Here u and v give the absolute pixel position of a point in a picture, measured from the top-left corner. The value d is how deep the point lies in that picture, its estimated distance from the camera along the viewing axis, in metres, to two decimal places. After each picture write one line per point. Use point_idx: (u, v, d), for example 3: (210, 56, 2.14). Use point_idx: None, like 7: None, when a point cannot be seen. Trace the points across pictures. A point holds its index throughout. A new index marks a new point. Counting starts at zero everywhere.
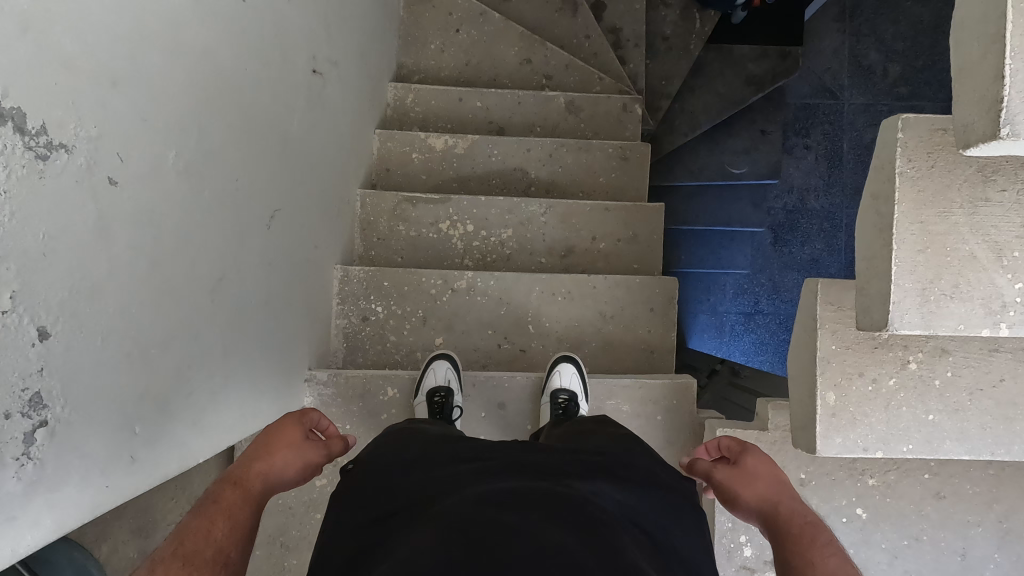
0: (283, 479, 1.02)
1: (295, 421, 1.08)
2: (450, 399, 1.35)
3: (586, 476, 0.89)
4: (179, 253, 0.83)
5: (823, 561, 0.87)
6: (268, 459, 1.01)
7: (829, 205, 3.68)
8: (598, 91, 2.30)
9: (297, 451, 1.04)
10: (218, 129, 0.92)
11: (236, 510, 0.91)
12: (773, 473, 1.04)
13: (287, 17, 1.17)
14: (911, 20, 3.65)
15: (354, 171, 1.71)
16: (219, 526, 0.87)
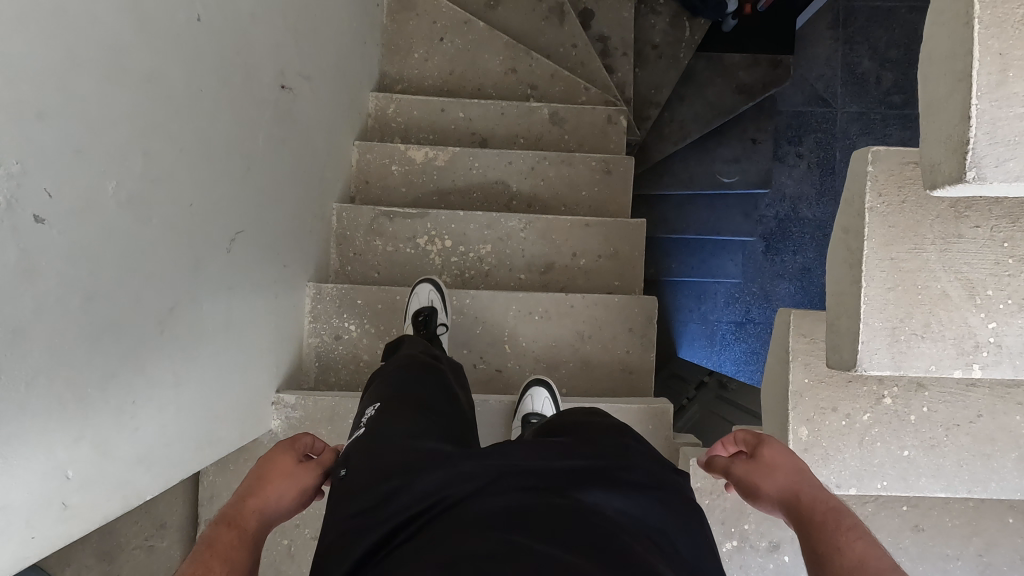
0: (281, 513, 0.89)
1: (287, 447, 0.96)
2: (434, 317, 1.43)
3: (593, 470, 0.77)
4: (120, 281, 0.79)
5: (849, 549, 0.75)
6: (263, 493, 0.88)
7: (821, 214, 3.66)
8: (583, 102, 2.27)
9: (293, 479, 0.92)
10: (165, 148, 0.88)
11: (232, 552, 0.78)
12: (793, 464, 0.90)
13: (250, 36, 1.14)
14: (904, 28, 3.63)
15: (330, 185, 1.69)
16: (215, 570, 0.75)
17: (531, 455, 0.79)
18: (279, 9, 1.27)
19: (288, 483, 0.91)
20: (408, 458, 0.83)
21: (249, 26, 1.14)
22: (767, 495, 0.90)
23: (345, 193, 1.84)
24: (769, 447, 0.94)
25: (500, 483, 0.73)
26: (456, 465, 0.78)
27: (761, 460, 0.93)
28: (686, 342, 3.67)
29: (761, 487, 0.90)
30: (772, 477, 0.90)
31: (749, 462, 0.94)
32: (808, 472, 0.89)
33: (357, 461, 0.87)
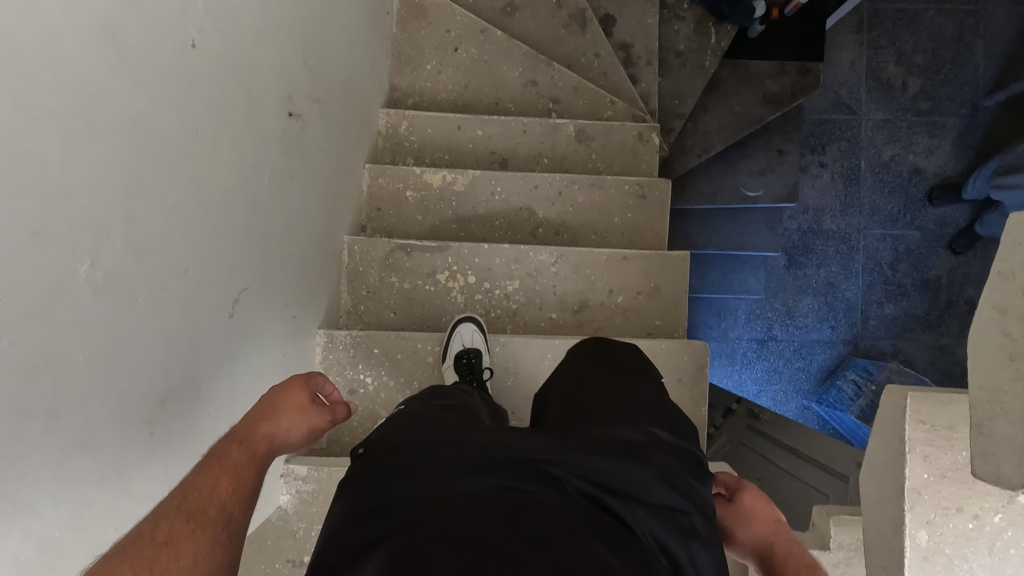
0: (285, 443, 0.94)
1: (301, 384, 1.01)
2: (479, 360, 1.33)
3: (605, 470, 0.75)
4: (96, 383, 0.63)
5: None
6: (274, 421, 0.94)
7: (845, 226, 3.53)
8: (609, 116, 2.11)
9: (304, 415, 0.98)
10: (161, 204, 0.73)
11: (242, 469, 0.82)
12: (771, 514, 1.04)
13: (253, 59, 0.97)
14: (932, 32, 3.48)
15: (341, 218, 1.52)
16: (223, 483, 0.78)
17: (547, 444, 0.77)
18: (286, 24, 1.10)
19: (296, 418, 0.96)
20: (422, 433, 0.80)
21: (251, 46, 0.96)
22: (740, 540, 1.03)
23: (355, 223, 1.68)
24: (747, 494, 1.07)
25: (510, 472, 0.71)
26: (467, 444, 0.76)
27: (742, 507, 1.06)
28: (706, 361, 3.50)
29: (739, 534, 1.02)
30: (748, 525, 1.03)
31: (729, 506, 1.07)
32: (781, 524, 1.02)
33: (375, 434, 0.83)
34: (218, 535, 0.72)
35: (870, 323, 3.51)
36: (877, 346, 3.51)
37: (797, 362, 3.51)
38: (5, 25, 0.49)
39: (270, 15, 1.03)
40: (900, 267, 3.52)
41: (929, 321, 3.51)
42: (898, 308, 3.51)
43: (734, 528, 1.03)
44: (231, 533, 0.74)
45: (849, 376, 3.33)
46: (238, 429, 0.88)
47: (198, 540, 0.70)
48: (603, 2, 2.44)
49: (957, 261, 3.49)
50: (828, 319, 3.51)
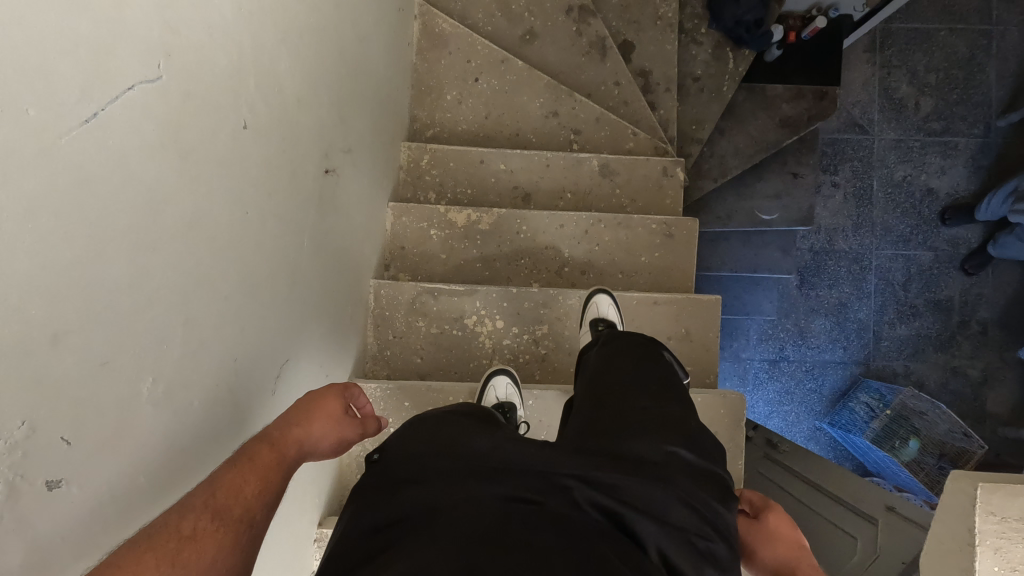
0: (313, 451, 0.86)
1: (336, 392, 0.94)
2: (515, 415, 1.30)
3: (608, 485, 0.75)
4: (156, 483, 0.61)
5: None
6: (306, 427, 0.86)
7: (858, 247, 3.50)
8: (631, 148, 2.09)
9: (336, 426, 0.90)
10: (218, 289, 0.71)
11: (269, 472, 0.75)
12: (796, 539, 1.02)
13: (295, 127, 0.95)
14: (945, 52, 3.47)
15: (367, 263, 1.50)
16: (250, 482, 0.71)
17: (553, 458, 0.77)
18: (323, 83, 1.08)
19: (329, 426, 0.89)
20: (431, 446, 0.81)
21: (295, 114, 0.94)
22: (760, 559, 1.02)
23: (379, 266, 1.65)
24: (772, 514, 1.06)
25: (515, 479, 0.72)
26: (476, 455, 0.77)
27: (764, 527, 1.04)
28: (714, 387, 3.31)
29: (761, 553, 1.01)
30: (770, 544, 1.02)
31: (752, 523, 1.05)
32: (803, 550, 1.00)
33: (395, 449, 0.82)
34: (238, 538, 0.65)
35: (883, 343, 3.50)
36: (890, 367, 3.49)
37: (809, 383, 3.48)
38: (81, 158, 0.47)
39: (310, 79, 1.00)
40: (912, 288, 3.51)
41: (941, 341, 3.49)
42: (910, 328, 3.50)
43: (756, 546, 1.02)
44: (250, 540, 0.66)
45: (862, 398, 3.34)
46: (269, 431, 0.81)
47: (219, 542, 0.63)
48: (621, 28, 2.42)
49: (969, 281, 3.48)
50: (840, 340, 3.49)
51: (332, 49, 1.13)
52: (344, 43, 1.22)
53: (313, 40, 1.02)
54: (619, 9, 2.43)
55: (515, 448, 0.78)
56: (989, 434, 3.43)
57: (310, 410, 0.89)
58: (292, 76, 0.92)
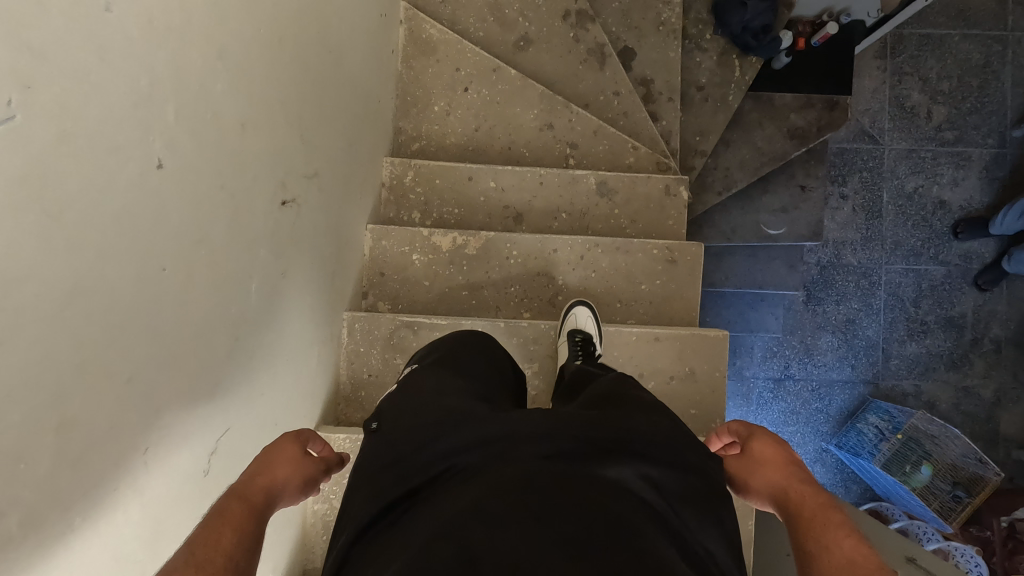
0: (283, 502, 0.81)
1: (290, 436, 0.89)
2: None
3: (618, 441, 0.72)
4: None
5: (836, 543, 0.79)
6: (271, 473, 0.81)
7: (867, 261, 3.36)
8: (630, 163, 1.95)
9: (297, 470, 0.85)
10: (115, 365, 0.58)
11: (244, 521, 0.70)
12: (784, 458, 0.97)
13: (235, 157, 0.80)
14: (958, 59, 3.33)
15: (339, 295, 1.37)
16: (226, 533, 0.67)
17: (558, 415, 0.76)
18: (276, 104, 0.94)
19: (293, 470, 0.84)
20: (434, 418, 0.82)
21: (233, 142, 0.79)
22: (755, 487, 0.97)
23: (355, 294, 1.51)
24: (758, 441, 1.01)
25: (521, 442, 0.69)
26: (480, 422, 0.75)
27: (753, 453, 1.00)
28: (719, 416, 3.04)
29: (753, 480, 0.96)
30: (762, 468, 0.97)
31: (742, 455, 1.00)
32: (794, 465, 0.96)
33: (387, 416, 0.90)
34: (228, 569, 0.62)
35: (892, 362, 3.36)
36: (899, 387, 3.35)
37: (815, 402, 3.34)
38: None
39: (256, 100, 0.86)
40: (923, 304, 3.36)
41: (952, 360, 3.36)
42: (921, 346, 3.36)
43: (748, 475, 0.97)
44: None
45: (870, 419, 3.16)
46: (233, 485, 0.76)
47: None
48: (622, 34, 2.29)
49: (983, 298, 3.34)
50: (847, 358, 3.35)
51: (290, 62, 0.99)
52: (309, 54, 1.09)
53: (262, 54, 0.87)
54: (620, 14, 2.29)
55: (513, 413, 0.78)
56: (1002, 457, 3.31)
57: (265, 459, 0.83)
58: (230, 99, 0.78)
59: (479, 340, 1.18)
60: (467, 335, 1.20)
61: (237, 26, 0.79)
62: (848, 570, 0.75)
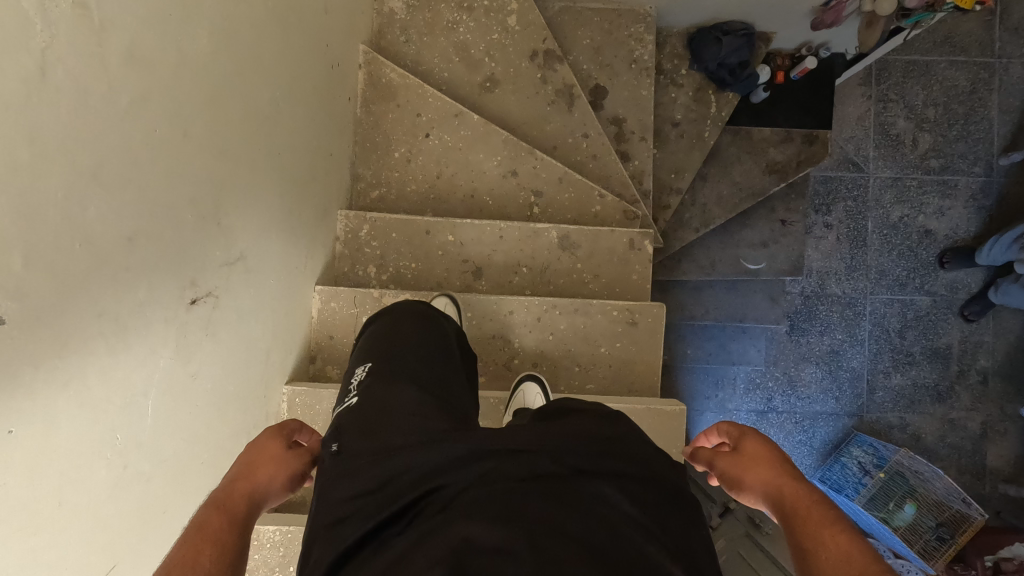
0: (268, 499, 0.94)
1: (274, 434, 1.02)
2: None
3: (595, 460, 0.76)
4: None
5: (827, 540, 0.85)
6: (252, 476, 0.94)
7: (851, 291, 3.31)
8: (597, 211, 1.89)
9: (281, 464, 0.98)
10: None
11: (223, 535, 0.81)
12: (774, 458, 1.05)
13: (122, 273, 0.75)
14: (944, 85, 3.27)
15: (277, 369, 1.31)
16: (205, 553, 0.77)
17: (525, 440, 0.78)
18: (182, 200, 0.88)
19: (275, 471, 0.96)
20: (409, 437, 0.87)
21: (118, 258, 0.74)
22: (751, 487, 1.04)
23: (300, 361, 1.45)
24: (750, 444, 1.09)
25: (506, 467, 0.74)
26: (463, 444, 0.80)
27: (744, 456, 1.08)
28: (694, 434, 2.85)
29: (749, 478, 1.04)
30: (756, 468, 1.04)
31: (737, 457, 1.08)
32: (782, 465, 1.02)
33: (349, 436, 0.94)
34: None
35: (877, 394, 3.30)
36: (884, 420, 3.29)
37: (798, 434, 3.27)
38: None
39: (150, 203, 0.80)
40: (909, 335, 3.30)
41: (938, 393, 3.30)
42: (906, 378, 3.30)
43: (744, 476, 1.05)
44: None
45: (855, 452, 3.11)
46: (216, 494, 0.88)
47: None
48: (593, 72, 2.22)
49: (969, 328, 3.29)
50: (831, 389, 3.30)
51: (202, 151, 0.93)
52: (230, 133, 1.03)
53: (156, 156, 0.81)
54: (591, 51, 2.23)
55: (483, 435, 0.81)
56: (988, 491, 3.25)
57: (253, 461, 0.96)
58: (110, 216, 0.72)
59: (437, 329, 1.24)
60: (416, 316, 1.27)
61: (118, 135, 0.73)
62: (843, 561, 0.81)
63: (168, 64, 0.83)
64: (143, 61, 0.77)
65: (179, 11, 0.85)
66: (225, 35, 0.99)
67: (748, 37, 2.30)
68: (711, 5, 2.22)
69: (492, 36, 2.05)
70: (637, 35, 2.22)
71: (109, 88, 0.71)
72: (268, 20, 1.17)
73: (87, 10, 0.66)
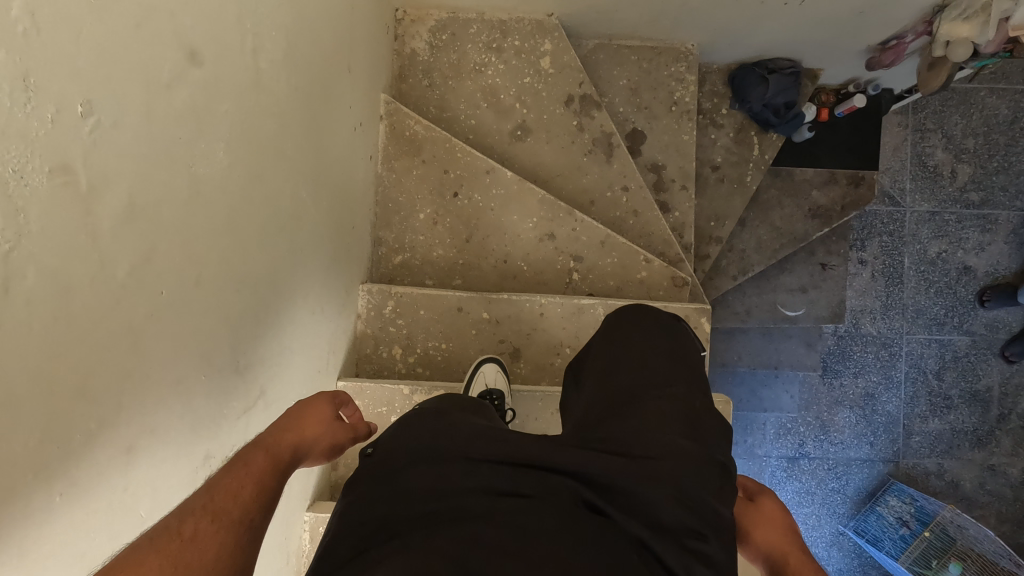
0: (304, 458, 0.92)
1: (326, 399, 1.01)
2: None
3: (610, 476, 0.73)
4: None
5: None
6: (301, 431, 0.91)
7: (888, 330, 3.12)
8: (643, 277, 1.71)
9: (326, 431, 0.96)
10: None
11: (265, 477, 0.77)
12: (787, 525, 1.03)
13: (116, 499, 0.57)
14: (986, 114, 3.07)
15: (298, 497, 1.16)
16: (248, 485, 0.72)
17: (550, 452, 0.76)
18: (194, 359, 0.70)
19: (320, 432, 0.94)
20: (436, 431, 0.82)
21: (113, 480, 0.56)
22: (754, 542, 1.01)
23: (322, 475, 1.29)
24: (767, 504, 1.07)
25: (528, 478, 0.72)
26: (491, 441, 0.77)
27: (756, 514, 1.05)
28: None
29: (754, 534, 1.01)
30: (766, 527, 1.02)
31: (749, 508, 1.06)
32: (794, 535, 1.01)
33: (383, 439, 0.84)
34: (238, 538, 0.65)
35: (913, 439, 3.12)
36: (921, 466, 3.12)
37: (831, 482, 3.08)
38: None
39: (155, 389, 0.62)
40: (947, 377, 3.13)
41: (978, 437, 3.14)
42: (944, 423, 3.13)
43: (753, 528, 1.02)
44: (250, 541, 0.67)
45: (891, 502, 2.95)
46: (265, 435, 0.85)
47: (220, 542, 0.63)
48: (630, 115, 2.05)
49: (1010, 370, 3.13)
50: (866, 434, 3.10)
51: (218, 286, 0.75)
52: (252, 252, 0.85)
53: (164, 324, 0.63)
54: (628, 92, 2.05)
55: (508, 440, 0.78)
56: None
57: (300, 417, 0.94)
58: (104, 436, 0.54)
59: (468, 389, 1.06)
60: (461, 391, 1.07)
61: (116, 324, 0.55)
62: None
63: (180, 199, 0.65)
64: (150, 214, 0.60)
65: (196, 129, 0.68)
66: (247, 136, 0.81)
67: (795, 75, 2.13)
68: (758, 43, 2.04)
69: (524, 80, 1.87)
70: (678, 75, 2.04)
71: (103, 264, 0.53)
72: (292, 100, 0.99)
73: (75, 175, 0.49)
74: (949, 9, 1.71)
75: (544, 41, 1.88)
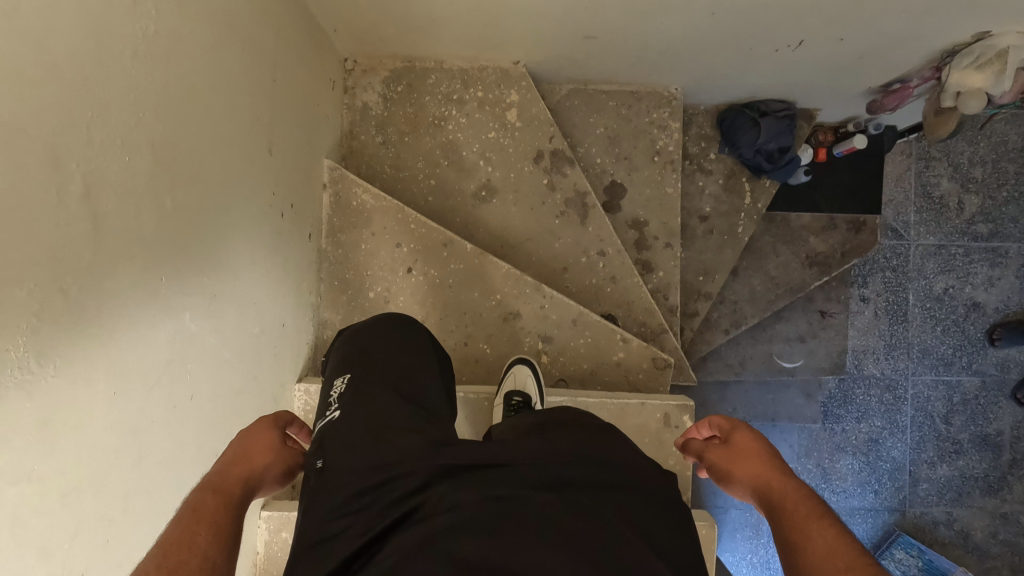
0: (260, 489, 0.86)
1: (270, 424, 0.94)
2: None
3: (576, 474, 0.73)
4: None
5: (816, 538, 0.73)
6: (248, 463, 0.85)
7: (892, 371, 2.70)
8: (618, 359, 1.53)
9: (276, 457, 0.89)
10: None
11: (219, 518, 0.72)
12: (759, 447, 0.95)
13: None
14: (993, 140, 2.63)
15: None
16: (202, 532, 0.68)
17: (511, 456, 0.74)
18: None
19: (270, 461, 0.87)
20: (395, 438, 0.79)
21: None
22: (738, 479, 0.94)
23: None
24: (739, 434, 1.00)
25: (508, 480, 0.70)
26: (457, 451, 0.76)
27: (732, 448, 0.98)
28: (723, 534, 2.37)
29: (735, 473, 0.94)
30: (744, 460, 0.94)
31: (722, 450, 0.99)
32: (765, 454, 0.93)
33: (334, 450, 0.81)
34: None
35: (920, 488, 2.71)
36: (929, 516, 2.71)
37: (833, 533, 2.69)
38: None
39: None
40: (956, 421, 2.71)
41: (988, 485, 2.73)
42: (953, 469, 2.72)
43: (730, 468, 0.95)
44: None
45: (896, 555, 2.60)
46: (209, 478, 0.79)
47: None
48: (608, 166, 1.87)
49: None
50: (870, 483, 2.70)
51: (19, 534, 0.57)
52: (90, 448, 0.67)
53: None
54: (606, 142, 1.87)
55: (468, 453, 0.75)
56: None
57: (243, 450, 0.87)
58: None
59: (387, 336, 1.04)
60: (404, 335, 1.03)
61: None
62: (830, 555, 0.70)
63: None
64: None
65: None
66: (74, 313, 0.63)
67: (790, 118, 1.92)
68: (748, 86, 1.84)
69: (488, 135, 1.70)
70: (660, 122, 1.86)
71: None
72: (166, 226, 0.81)
73: None
74: (961, 56, 1.52)
75: (510, 91, 1.70)
